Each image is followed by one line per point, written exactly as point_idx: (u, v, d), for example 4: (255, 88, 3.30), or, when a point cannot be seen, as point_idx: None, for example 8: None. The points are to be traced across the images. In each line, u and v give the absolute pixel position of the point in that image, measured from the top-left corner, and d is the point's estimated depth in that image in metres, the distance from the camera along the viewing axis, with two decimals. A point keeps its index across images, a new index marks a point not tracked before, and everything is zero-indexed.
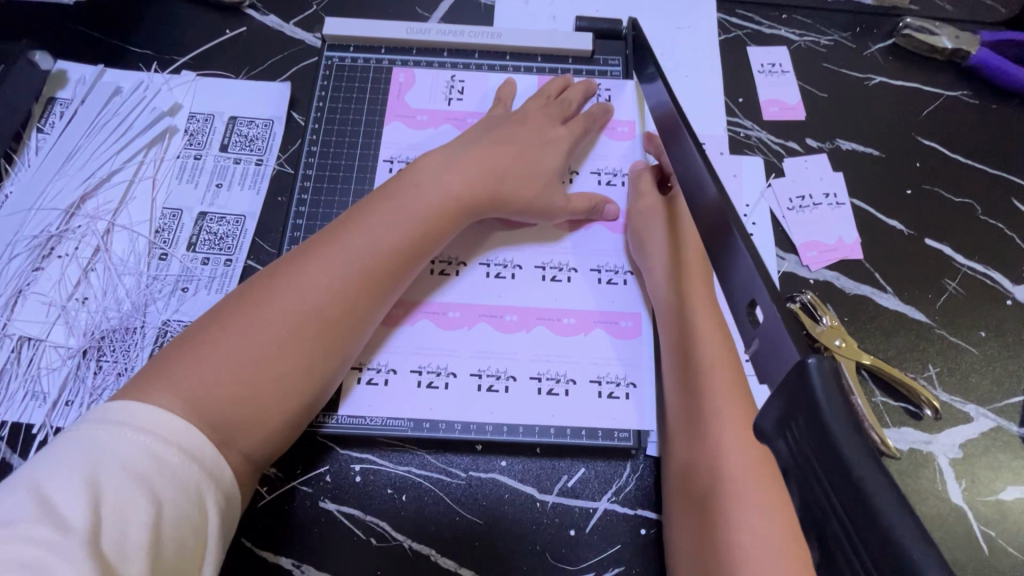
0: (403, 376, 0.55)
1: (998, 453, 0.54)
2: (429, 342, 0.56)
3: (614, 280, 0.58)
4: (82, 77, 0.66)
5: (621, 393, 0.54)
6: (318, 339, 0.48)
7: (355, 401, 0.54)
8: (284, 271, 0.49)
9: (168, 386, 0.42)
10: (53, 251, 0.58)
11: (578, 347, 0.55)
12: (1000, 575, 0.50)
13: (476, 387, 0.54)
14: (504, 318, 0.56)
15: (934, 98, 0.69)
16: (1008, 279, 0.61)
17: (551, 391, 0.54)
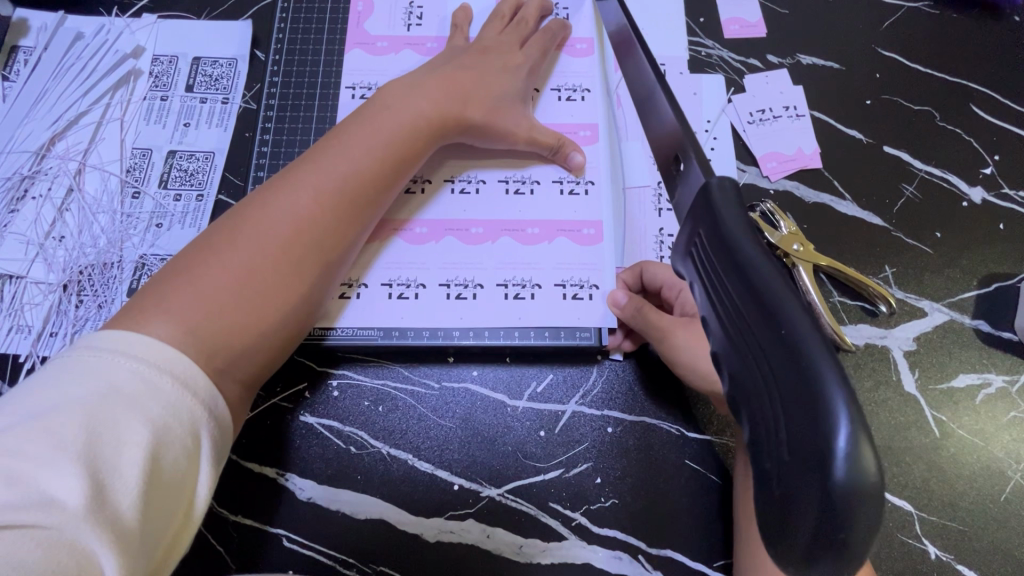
0: (374, 289, 0.57)
1: (951, 344, 0.57)
2: (399, 259, 0.57)
3: (575, 190, 0.59)
4: (44, 24, 0.66)
5: (585, 294, 0.56)
6: (306, 262, 0.48)
7: (331, 313, 0.56)
8: (270, 196, 0.49)
9: (162, 315, 0.41)
10: (27, 193, 0.59)
11: (542, 254, 0.57)
12: (947, 453, 0.53)
13: (445, 296, 0.56)
14: (469, 231, 0.58)
15: (894, 9, 0.69)
16: (964, 182, 0.62)
17: (517, 296, 0.56)
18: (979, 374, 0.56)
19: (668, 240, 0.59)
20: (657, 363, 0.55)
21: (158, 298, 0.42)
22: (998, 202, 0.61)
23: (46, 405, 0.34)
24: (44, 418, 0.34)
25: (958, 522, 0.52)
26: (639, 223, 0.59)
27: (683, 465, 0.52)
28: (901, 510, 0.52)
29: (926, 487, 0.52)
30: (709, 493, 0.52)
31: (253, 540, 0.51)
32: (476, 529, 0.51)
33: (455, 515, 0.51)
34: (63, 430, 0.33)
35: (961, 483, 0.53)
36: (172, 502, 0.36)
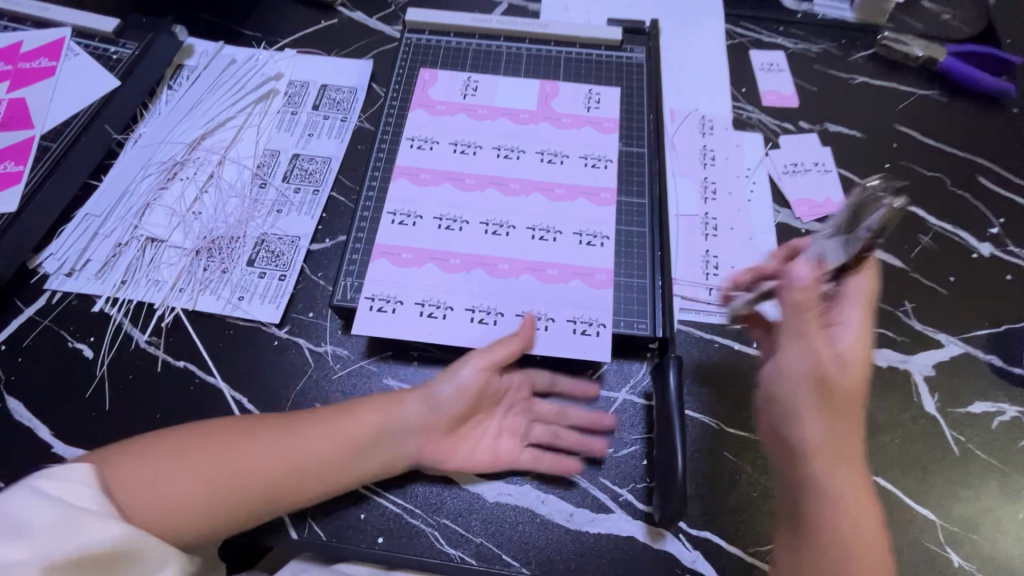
0: (457, 313, 0.62)
1: (967, 374, 0.63)
2: (482, 287, 0.63)
3: (593, 242, 0.65)
4: (206, 50, 0.81)
5: (593, 331, 0.61)
6: (299, 470, 0.51)
7: (414, 331, 0.61)
8: (287, 432, 0.53)
9: (138, 473, 0.48)
10: (176, 175, 0.72)
11: (559, 291, 0.63)
12: (967, 471, 0.58)
13: (469, 320, 0.61)
14: (546, 271, 0.64)
15: (909, 95, 0.82)
16: (973, 237, 0.71)
17: (534, 325, 0.61)
18: (994, 403, 0.61)
19: (713, 261, 0.67)
20: (698, 363, 0.63)
21: (173, 462, 0.49)
22: (1004, 257, 0.70)
23: (19, 514, 0.42)
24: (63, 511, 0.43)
25: (979, 534, 0.55)
26: (689, 246, 0.68)
27: (721, 457, 0.58)
28: (925, 518, 0.56)
29: (948, 501, 0.57)
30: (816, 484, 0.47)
31: None
32: (530, 494, 0.56)
33: (512, 481, 0.56)
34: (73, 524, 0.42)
35: (981, 500, 0.57)
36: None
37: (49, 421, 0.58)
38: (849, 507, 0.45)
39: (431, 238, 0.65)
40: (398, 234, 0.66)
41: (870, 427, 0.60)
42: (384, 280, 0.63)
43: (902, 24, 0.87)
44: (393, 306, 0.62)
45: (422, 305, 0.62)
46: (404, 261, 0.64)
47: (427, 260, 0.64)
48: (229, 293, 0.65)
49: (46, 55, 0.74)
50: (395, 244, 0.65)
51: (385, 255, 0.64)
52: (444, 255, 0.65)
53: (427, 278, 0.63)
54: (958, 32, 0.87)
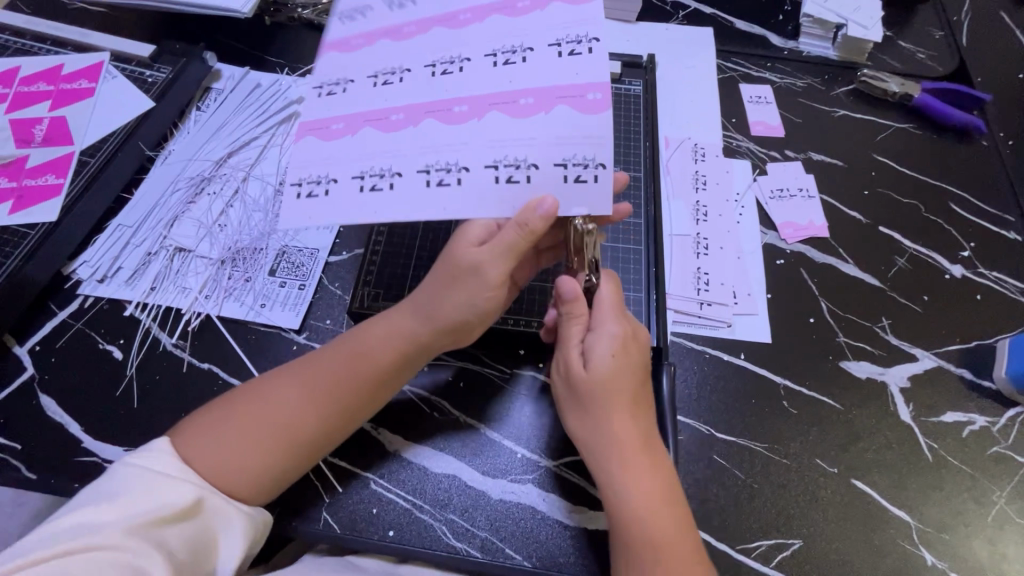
0: (477, 174, 0.47)
1: (940, 386, 0.67)
2: (501, 130, 0.47)
3: (577, 51, 0.49)
4: (233, 74, 0.87)
5: (588, 176, 0.47)
6: (371, 383, 0.56)
7: (426, 206, 0.47)
8: (334, 353, 0.56)
9: (207, 438, 0.51)
10: (204, 190, 0.77)
11: (537, 124, 0.47)
12: (940, 476, 0.62)
13: (425, 184, 0.47)
14: (585, 97, 0.47)
15: (887, 127, 0.88)
16: (946, 260, 0.76)
17: (510, 179, 0.47)
18: (965, 413, 0.66)
19: (704, 277, 0.72)
20: (691, 372, 0.67)
21: (241, 412, 0.53)
22: (975, 278, 0.75)
23: (116, 482, 0.47)
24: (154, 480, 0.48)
25: (950, 535, 0.59)
26: (683, 264, 0.73)
27: (711, 460, 0.62)
28: (900, 519, 0.60)
29: (922, 503, 0.61)
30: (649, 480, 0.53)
31: (343, 480, 0.60)
32: (532, 492, 0.60)
33: (516, 480, 0.60)
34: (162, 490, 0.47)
35: (952, 503, 0.61)
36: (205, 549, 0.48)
37: (80, 418, 0.62)
38: (641, 498, 0.52)
39: (424, 90, 0.50)
40: (375, 96, 0.51)
41: (850, 434, 0.64)
42: (351, 157, 0.49)
43: (880, 62, 0.94)
44: (390, 180, 0.48)
45: (427, 173, 0.48)
46: (393, 124, 0.49)
47: (424, 115, 0.49)
48: (252, 300, 0.69)
49: (86, 77, 0.80)
50: (367, 112, 0.50)
51: (314, 133, 0.51)
52: (443, 105, 0.49)
53: (428, 135, 0.48)
54: (932, 71, 0.94)
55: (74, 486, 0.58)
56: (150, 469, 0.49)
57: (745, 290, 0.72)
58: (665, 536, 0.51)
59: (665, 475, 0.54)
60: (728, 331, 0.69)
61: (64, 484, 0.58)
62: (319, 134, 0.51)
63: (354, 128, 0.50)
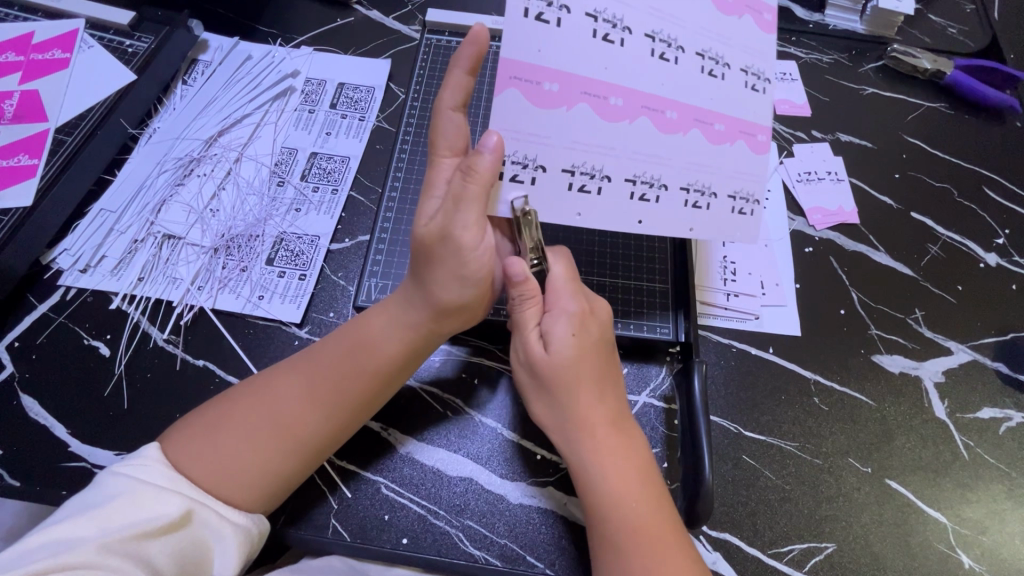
0: (672, 194, 0.50)
1: (974, 380, 0.64)
2: (698, 157, 0.50)
3: (757, 87, 0.50)
4: (221, 46, 0.80)
5: (749, 210, 0.52)
6: (377, 374, 0.52)
7: (624, 217, 0.50)
8: (336, 344, 0.52)
9: (205, 442, 0.47)
10: (193, 171, 0.71)
11: (724, 157, 0.50)
12: (978, 475, 0.60)
13: (629, 195, 0.49)
14: (756, 137, 0.51)
15: (918, 107, 0.83)
16: (980, 248, 0.73)
17: (695, 205, 0.51)
18: (1001, 409, 0.63)
19: (731, 266, 0.69)
20: (717, 368, 0.63)
21: (242, 411, 0.49)
22: (1010, 267, 0.72)
23: (99, 493, 0.43)
24: (138, 489, 0.44)
25: (987, 536, 0.57)
26: (708, 252, 0.69)
27: (740, 460, 0.59)
28: (936, 520, 0.57)
29: (959, 503, 0.58)
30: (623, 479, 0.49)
31: (352, 483, 0.56)
32: (553, 496, 0.56)
33: (535, 482, 0.57)
34: (144, 501, 0.43)
35: (989, 503, 0.59)
36: (197, 561, 0.44)
37: (66, 419, 0.57)
38: (612, 480, 0.49)
39: (644, 71, 0.47)
40: (597, 56, 0.46)
41: (884, 433, 0.61)
42: (566, 145, 0.47)
43: (909, 37, 0.88)
44: (600, 184, 0.49)
45: (632, 182, 0.49)
46: (614, 111, 0.47)
47: (640, 110, 0.48)
48: (249, 292, 0.64)
49: (60, 46, 0.74)
50: (586, 81, 0.46)
51: (520, 87, 0.45)
52: (658, 104, 0.48)
53: (641, 137, 0.48)
54: (963, 46, 0.89)
55: (61, 494, 0.54)
56: (137, 476, 0.45)
57: (774, 280, 0.68)
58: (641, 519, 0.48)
59: (634, 446, 0.52)
60: (756, 324, 0.66)
61: (50, 491, 0.54)
62: (519, 89, 0.45)
63: (570, 101, 0.46)
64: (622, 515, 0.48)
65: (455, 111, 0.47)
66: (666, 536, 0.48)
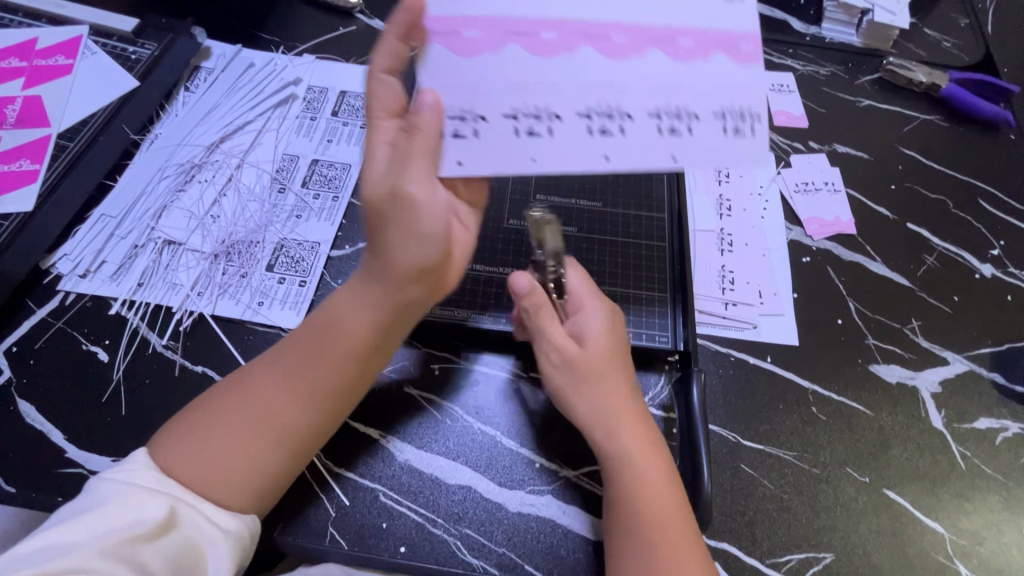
0: (707, 123, 0.45)
1: (970, 391, 0.65)
2: (718, 80, 0.45)
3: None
4: (223, 53, 0.81)
5: (750, 129, 0.45)
6: (347, 357, 0.51)
7: (657, 155, 0.45)
8: (307, 332, 0.52)
9: (186, 445, 0.47)
10: (195, 177, 0.71)
11: (751, 77, 0.45)
12: (976, 486, 0.60)
13: (657, 130, 0.45)
14: (739, 47, 0.45)
15: (913, 119, 0.84)
16: (975, 259, 0.73)
17: (736, 131, 0.45)
18: (997, 419, 0.63)
19: (729, 276, 0.69)
20: (716, 377, 0.64)
21: (220, 409, 0.49)
22: (1005, 278, 0.72)
23: (92, 499, 0.43)
24: (130, 494, 0.44)
25: (985, 547, 0.57)
26: (706, 261, 0.70)
27: (739, 469, 0.59)
28: (934, 531, 0.58)
29: (956, 513, 0.58)
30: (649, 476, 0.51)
31: (350, 491, 0.56)
32: (551, 504, 0.56)
33: (534, 491, 0.57)
34: (135, 507, 0.43)
35: (986, 514, 0.59)
36: (190, 565, 0.44)
37: (63, 424, 0.57)
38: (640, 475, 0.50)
39: (645, 10, 0.45)
40: (589, 3, 0.45)
41: (881, 443, 0.61)
42: (575, 93, 0.45)
43: (905, 51, 0.90)
44: (621, 123, 0.45)
45: (656, 117, 0.45)
46: (617, 48, 0.45)
47: (648, 44, 0.44)
48: (249, 298, 0.64)
49: (63, 52, 0.74)
50: (586, 24, 0.45)
51: (518, 40, 0.45)
52: (666, 34, 0.44)
53: (656, 71, 0.44)
54: (957, 60, 0.90)
55: (56, 500, 0.54)
56: (129, 481, 0.44)
57: (771, 290, 0.69)
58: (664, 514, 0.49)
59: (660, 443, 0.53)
60: (754, 333, 0.66)
61: (45, 497, 0.53)
62: (456, 49, 0.44)
63: (570, 45, 0.45)
64: (647, 510, 0.49)
65: (386, 72, 0.49)
66: (680, 518, 0.49)
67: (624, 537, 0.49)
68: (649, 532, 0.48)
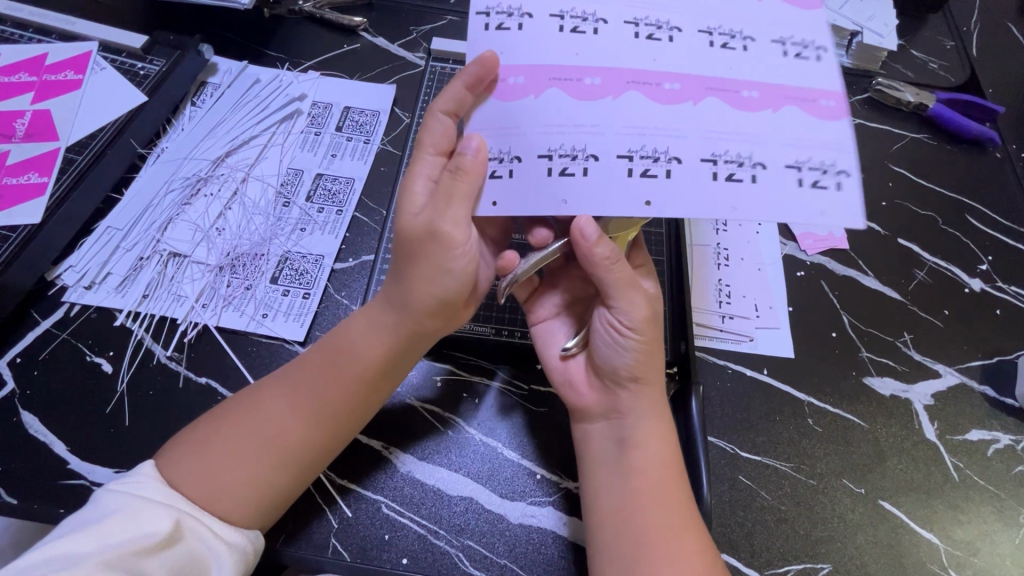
0: (774, 172, 0.46)
1: (962, 404, 0.66)
2: (786, 133, 0.47)
3: (803, 55, 0.49)
4: (230, 69, 0.82)
5: (828, 182, 0.46)
6: (364, 379, 0.52)
7: (714, 200, 0.46)
8: (324, 351, 0.53)
9: (197, 459, 0.47)
10: (200, 191, 0.72)
11: (832, 130, 0.47)
12: (969, 497, 0.61)
13: (711, 176, 0.46)
14: (817, 102, 0.47)
15: (903, 137, 0.87)
16: (965, 274, 0.75)
17: (816, 183, 0.46)
18: (989, 431, 0.65)
19: (725, 289, 0.71)
20: (713, 389, 0.65)
21: (234, 424, 0.49)
22: (994, 292, 0.74)
23: (98, 509, 0.43)
24: (135, 506, 0.44)
25: (979, 557, 0.58)
26: (703, 275, 0.71)
27: (737, 481, 0.60)
28: (929, 542, 0.58)
29: (950, 525, 0.59)
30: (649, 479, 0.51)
31: (352, 503, 0.56)
32: (553, 516, 0.57)
33: (535, 502, 0.57)
34: (140, 519, 0.43)
35: (980, 525, 0.60)
36: None
37: (67, 436, 0.57)
38: (637, 479, 0.51)
39: (704, 61, 0.48)
40: (643, 52, 0.48)
41: (876, 454, 0.62)
42: (618, 131, 0.46)
43: (893, 71, 0.92)
44: (668, 166, 0.46)
45: (712, 163, 0.46)
46: (670, 94, 0.47)
47: (705, 92, 0.47)
48: (253, 310, 0.65)
49: (73, 68, 0.75)
50: (634, 72, 0.47)
51: (561, 85, 0.47)
52: (730, 86, 0.48)
53: (715, 116, 0.47)
54: (943, 80, 0.93)
55: (59, 512, 0.54)
56: (135, 493, 0.45)
57: (767, 303, 0.70)
58: (664, 518, 0.49)
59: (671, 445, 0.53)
60: (751, 346, 0.67)
61: (47, 509, 0.53)
62: (502, 98, 0.48)
63: (617, 90, 0.47)
64: (646, 513, 0.50)
65: (445, 114, 0.51)
66: (682, 521, 0.49)
67: (612, 533, 0.50)
68: (636, 512, 0.50)
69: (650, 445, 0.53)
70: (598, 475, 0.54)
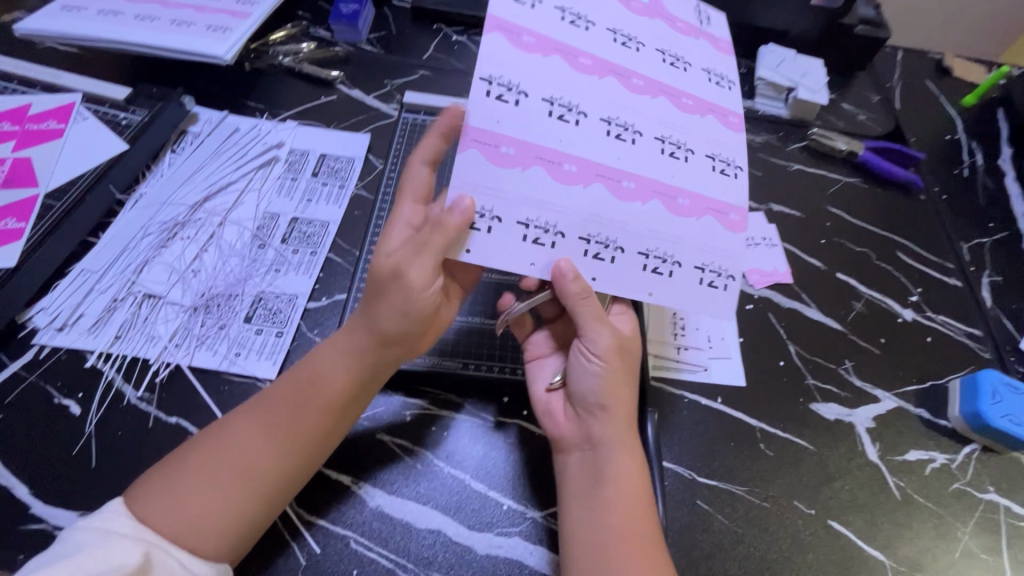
0: (686, 271, 0.56)
1: (900, 425, 0.71)
2: (706, 240, 0.57)
3: (726, 171, 0.59)
4: (210, 118, 0.87)
5: (720, 284, 0.57)
6: (330, 407, 0.54)
7: (640, 287, 0.55)
8: (292, 381, 0.55)
9: (166, 492, 0.48)
10: (177, 233, 0.75)
11: (725, 240, 0.57)
12: (910, 514, 0.65)
13: (643, 266, 0.55)
14: (728, 216, 0.58)
15: (837, 181, 0.95)
16: (898, 304, 0.82)
17: (711, 283, 0.57)
18: (926, 451, 0.69)
19: (681, 322, 0.75)
20: (672, 417, 0.68)
21: (203, 455, 0.51)
22: (924, 321, 0.81)
23: (66, 548, 0.44)
24: (103, 543, 0.44)
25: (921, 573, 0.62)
26: (659, 309, 0.76)
27: (695, 505, 0.62)
28: (876, 559, 0.62)
29: (894, 542, 0.63)
30: (620, 506, 0.54)
31: (321, 539, 0.57)
32: (520, 546, 0.58)
33: (502, 532, 0.59)
34: (107, 554, 0.43)
35: (922, 541, 0.63)
36: None
37: (30, 478, 0.57)
38: (608, 506, 0.54)
39: (656, 164, 0.56)
40: (607, 149, 0.54)
41: (824, 476, 0.66)
42: (581, 215, 0.53)
43: (827, 122, 1.02)
44: (613, 253, 0.54)
45: (645, 256, 0.55)
46: (626, 191, 0.54)
47: (652, 194, 0.55)
48: (226, 349, 0.67)
49: (55, 117, 0.78)
50: (600, 166, 0.54)
51: (545, 165, 0.52)
52: (670, 192, 0.56)
53: (654, 215, 0.55)
54: (871, 130, 1.03)
55: (18, 558, 0.53)
56: (104, 530, 0.45)
57: (719, 335, 0.75)
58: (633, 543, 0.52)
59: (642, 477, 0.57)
60: (705, 375, 0.72)
61: (6, 555, 0.53)
62: (473, 151, 0.50)
63: (587, 180, 0.53)
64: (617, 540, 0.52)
65: (425, 163, 0.57)
66: (649, 547, 0.52)
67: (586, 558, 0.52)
68: (606, 540, 0.53)
69: (624, 480, 0.56)
70: (573, 510, 0.56)
